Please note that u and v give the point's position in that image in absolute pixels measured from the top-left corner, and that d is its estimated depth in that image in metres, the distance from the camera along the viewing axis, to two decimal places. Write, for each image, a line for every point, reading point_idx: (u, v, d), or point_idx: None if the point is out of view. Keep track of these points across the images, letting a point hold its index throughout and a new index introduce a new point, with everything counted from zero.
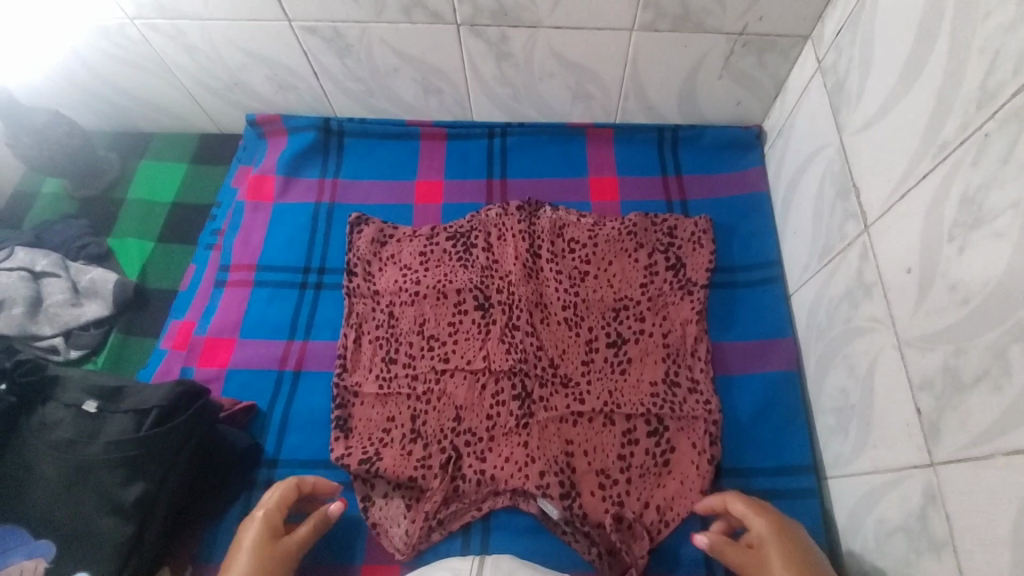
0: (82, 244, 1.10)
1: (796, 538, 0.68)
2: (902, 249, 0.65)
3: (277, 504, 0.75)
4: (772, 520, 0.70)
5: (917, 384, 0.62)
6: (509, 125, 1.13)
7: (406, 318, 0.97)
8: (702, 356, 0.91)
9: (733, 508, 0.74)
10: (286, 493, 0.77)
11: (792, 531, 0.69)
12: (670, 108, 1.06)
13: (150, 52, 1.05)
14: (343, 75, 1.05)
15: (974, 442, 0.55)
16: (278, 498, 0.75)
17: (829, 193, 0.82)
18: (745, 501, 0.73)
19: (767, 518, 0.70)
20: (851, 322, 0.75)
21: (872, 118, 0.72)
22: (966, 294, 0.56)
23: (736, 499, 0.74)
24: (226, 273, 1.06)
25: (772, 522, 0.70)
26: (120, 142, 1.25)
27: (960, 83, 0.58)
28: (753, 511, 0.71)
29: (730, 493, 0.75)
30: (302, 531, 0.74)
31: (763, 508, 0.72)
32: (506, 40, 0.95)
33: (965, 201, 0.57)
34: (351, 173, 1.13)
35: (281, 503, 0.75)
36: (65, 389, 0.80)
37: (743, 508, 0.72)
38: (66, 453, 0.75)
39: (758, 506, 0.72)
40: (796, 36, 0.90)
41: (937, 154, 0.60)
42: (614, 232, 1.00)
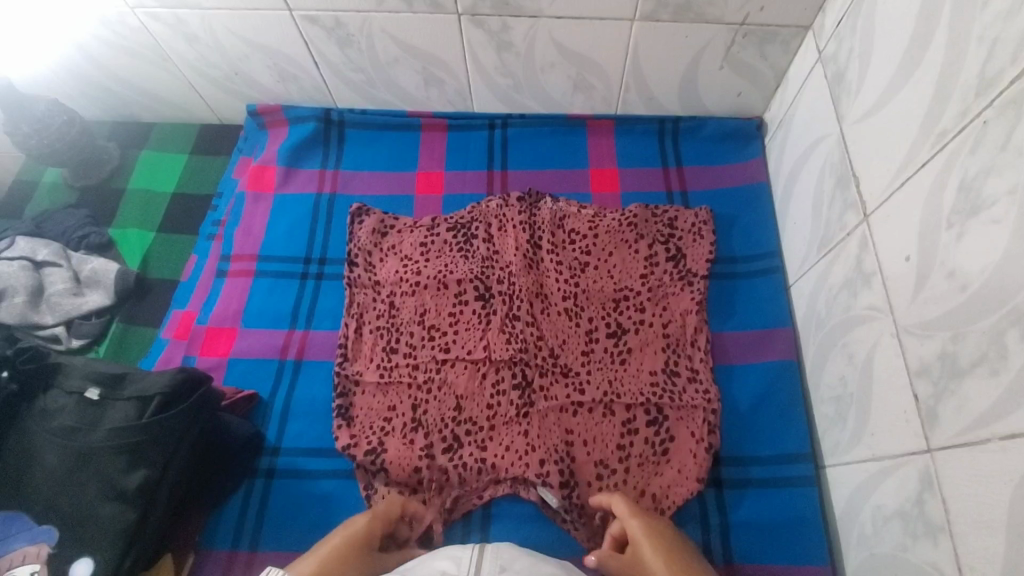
0: (83, 234, 1.10)
1: (667, 537, 0.72)
2: (901, 237, 0.65)
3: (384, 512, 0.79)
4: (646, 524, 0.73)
5: (916, 370, 0.63)
6: (509, 116, 1.13)
7: (407, 308, 0.97)
8: (702, 346, 0.91)
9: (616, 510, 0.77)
10: (390, 507, 0.80)
11: (664, 532, 0.73)
12: (671, 99, 1.06)
13: (150, 41, 1.05)
14: (344, 64, 1.05)
15: (972, 427, 0.55)
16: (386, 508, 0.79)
17: (829, 183, 0.82)
18: (625, 502, 0.77)
19: (641, 520, 0.74)
20: (850, 310, 0.76)
21: (872, 108, 0.72)
22: (964, 281, 0.57)
23: (619, 500, 0.77)
24: (227, 263, 1.06)
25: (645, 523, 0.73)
26: (120, 132, 1.25)
27: (959, 71, 0.58)
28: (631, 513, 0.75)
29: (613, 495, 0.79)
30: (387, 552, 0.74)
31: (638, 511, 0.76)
32: (507, 29, 0.95)
33: (964, 187, 0.57)
34: (352, 164, 1.13)
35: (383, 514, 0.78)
36: (67, 376, 0.81)
37: (623, 509, 0.76)
38: (68, 440, 0.76)
39: (637, 510, 0.76)
40: (797, 27, 0.90)
41: (937, 142, 0.61)
42: (615, 222, 1.01)
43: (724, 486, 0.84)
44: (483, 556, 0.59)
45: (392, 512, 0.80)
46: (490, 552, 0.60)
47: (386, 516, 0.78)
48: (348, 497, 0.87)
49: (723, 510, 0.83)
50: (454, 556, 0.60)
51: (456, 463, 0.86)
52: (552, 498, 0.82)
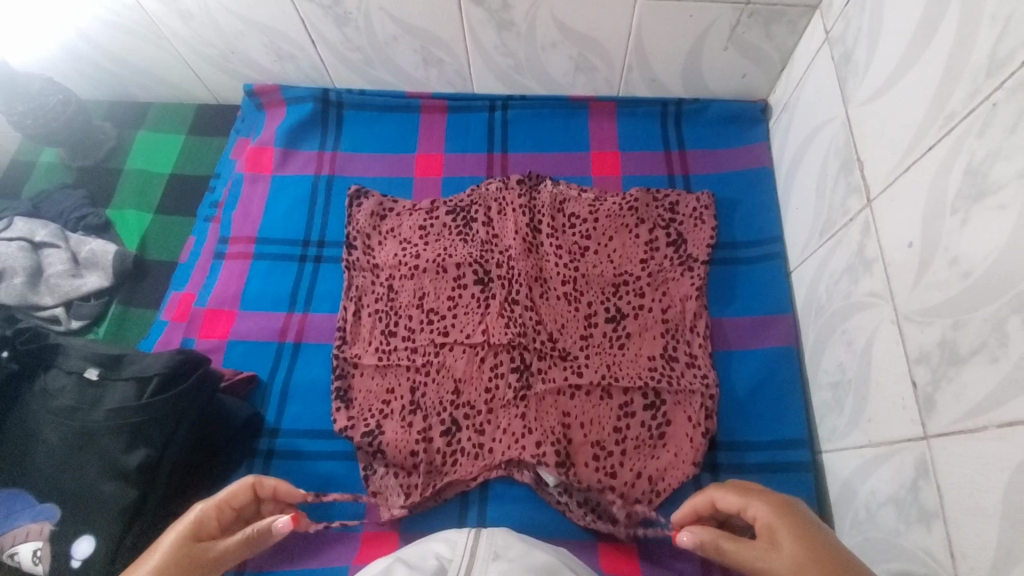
0: (81, 215, 1.09)
1: (805, 521, 0.58)
2: (904, 222, 0.64)
3: (225, 499, 0.68)
4: (773, 502, 0.60)
5: (914, 357, 0.62)
6: (510, 98, 1.11)
7: (405, 291, 0.97)
8: (701, 331, 0.91)
9: (723, 504, 0.63)
10: (236, 493, 0.69)
11: (801, 517, 0.58)
12: (674, 80, 1.05)
13: (144, 18, 1.03)
14: (342, 44, 1.04)
15: (970, 414, 0.55)
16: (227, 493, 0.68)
17: (833, 167, 0.81)
18: (736, 491, 0.63)
19: (765, 500, 0.60)
20: (850, 297, 0.75)
21: (879, 90, 0.70)
22: (966, 268, 0.56)
23: (725, 491, 0.64)
24: (226, 246, 1.06)
25: (772, 503, 0.60)
26: (116, 111, 1.24)
27: (968, 52, 0.56)
28: (746, 499, 0.61)
29: (714, 486, 0.65)
30: (229, 541, 0.65)
31: (761, 491, 0.62)
32: (508, 7, 0.93)
33: (969, 172, 0.56)
34: (350, 146, 1.12)
35: (223, 502, 0.67)
36: (66, 357, 0.82)
37: (736, 500, 0.62)
38: (69, 419, 0.77)
39: (754, 492, 0.62)
40: (804, 7, 0.87)
41: (944, 125, 0.59)
42: (616, 207, 1.00)
43: (720, 470, 0.85)
44: (478, 542, 0.60)
45: (236, 498, 0.69)
46: (485, 538, 0.61)
47: (226, 504, 0.68)
48: (346, 478, 0.88)
49: None
50: (449, 540, 0.61)
51: (453, 447, 0.87)
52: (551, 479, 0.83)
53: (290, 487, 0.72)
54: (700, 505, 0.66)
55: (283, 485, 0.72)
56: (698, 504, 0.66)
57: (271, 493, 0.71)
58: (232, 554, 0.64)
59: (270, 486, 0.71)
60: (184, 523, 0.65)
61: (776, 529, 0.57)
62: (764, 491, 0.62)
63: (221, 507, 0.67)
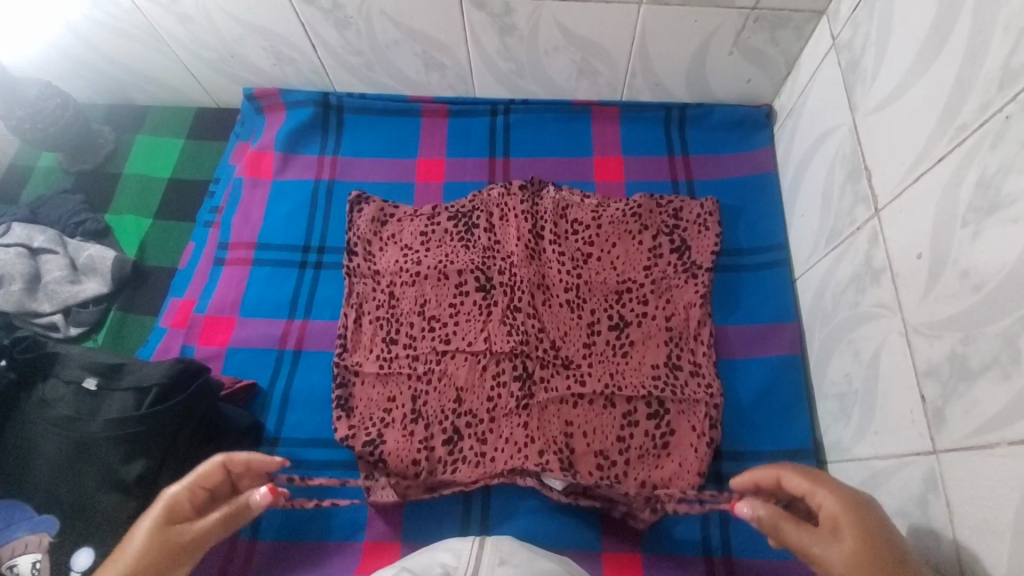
0: (79, 220, 1.08)
1: (874, 515, 0.55)
2: (913, 233, 0.63)
3: (192, 482, 0.64)
4: (842, 495, 0.57)
5: (923, 371, 0.62)
6: (512, 102, 1.10)
7: (407, 298, 0.96)
8: (705, 339, 0.90)
9: (791, 484, 0.61)
10: (206, 473, 0.65)
11: (871, 513, 0.55)
12: (679, 86, 1.03)
13: (143, 21, 1.02)
14: (342, 48, 1.02)
15: (980, 430, 0.54)
16: (194, 476, 0.65)
17: (839, 175, 0.80)
18: (805, 475, 0.60)
19: (833, 489, 0.57)
20: (857, 307, 0.74)
21: (887, 98, 0.69)
22: (977, 281, 0.55)
23: (794, 473, 0.61)
24: (225, 251, 1.05)
25: (839, 494, 0.57)
26: (115, 115, 1.23)
27: (981, 62, 0.55)
28: (814, 485, 0.58)
29: (786, 465, 0.62)
30: (207, 522, 0.63)
31: (830, 481, 0.59)
32: (510, 12, 0.92)
33: (981, 185, 0.55)
34: (351, 150, 1.11)
35: (193, 485, 0.64)
36: (64, 366, 0.81)
37: (805, 484, 0.59)
38: (67, 429, 0.76)
39: (822, 479, 0.59)
40: (810, 12, 0.86)
41: (955, 136, 0.58)
42: (619, 213, 0.99)
43: (724, 481, 0.85)
44: (483, 548, 0.60)
45: (208, 479, 0.65)
46: (490, 544, 0.61)
47: (198, 485, 0.65)
48: (348, 488, 0.87)
49: (723, 505, 0.83)
50: (455, 549, 0.61)
51: (455, 456, 0.86)
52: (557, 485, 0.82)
53: (264, 458, 0.68)
54: (763, 480, 0.63)
55: (256, 459, 0.68)
56: (758, 477, 0.63)
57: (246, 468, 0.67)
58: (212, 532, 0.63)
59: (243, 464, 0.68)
60: (157, 508, 0.62)
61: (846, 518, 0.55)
62: (831, 480, 0.59)
63: (193, 490, 0.64)
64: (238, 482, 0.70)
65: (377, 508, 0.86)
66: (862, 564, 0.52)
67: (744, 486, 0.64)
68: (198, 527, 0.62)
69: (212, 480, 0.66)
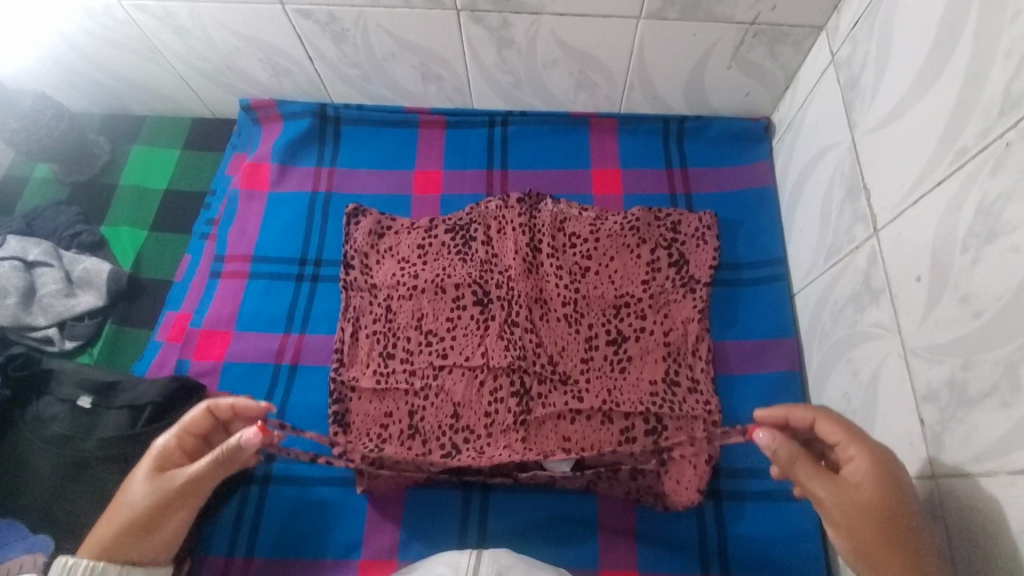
0: (75, 232, 1.07)
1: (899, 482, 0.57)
2: (912, 256, 0.63)
3: (181, 428, 0.69)
4: (875, 455, 0.58)
5: (922, 395, 0.61)
6: (510, 114, 1.10)
7: (403, 312, 0.96)
8: (703, 355, 0.90)
9: (822, 430, 0.62)
10: (195, 418, 0.69)
11: (896, 480, 0.57)
12: (677, 99, 1.03)
13: (138, 33, 1.01)
14: (339, 60, 1.02)
15: (980, 457, 0.54)
16: (182, 423, 0.69)
17: (838, 193, 0.79)
18: (840, 424, 0.61)
19: (871, 451, 0.59)
20: (856, 327, 0.74)
21: (886, 118, 0.69)
22: (977, 307, 0.54)
23: (830, 421, 0.62)
24: (221, 264, 1.04)
25: (875, 457, 0.58)
26: (111, 125, 1.22)
27: (982, 87, 0.55)
28: (850, 439, 0.60)
29: (826, 410, 0.63)
30: (196, 467, 0.65)
31: (867, 440, 0.60)
32: (508, 26, 0.92)
33: (981, 211, 0.54)
34: (348, 162, 1.10)
35: (182, 431, 0.69)
36: (59, 383, 0.81)
37: (837, 435, 0.61)
38: (63, 448, 0.77)
39: (859, 436, 0.60)
40: (809, 27, 0.86)
41: (954, 160, 0.58)
42: (617, 226, 0.98)
43: (721, 498, 0.85)
44: (481, 563, 0.60)
45: (195, 424, 0.69)
46: (489, 556, 0.61)
47: (187, 430, 0.69)
48: (345, 506, 0.87)
49: (722, 523, 0.83)
50: (452, 561, 0.61)
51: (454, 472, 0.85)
52: (562, 467, 0.81)
53: (245, 402, 0.70)
54: (796, 418, 0.63)
55: (238, 403, 0.69)
56: (792, 414, 0.63)
57: (230, 412, 0.70)
58: (202, 475, 0.65)
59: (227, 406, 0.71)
60: (151, 454, 0.68)
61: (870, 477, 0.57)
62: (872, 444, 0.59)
63: (182, 436, 0.69)
64: (232, 426, 0.73)
65: (374, 525, 0.86)
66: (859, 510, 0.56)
67: (775, 418, 0.64)
68: (188, 471, 0.65)
69: (200, 426, 0.69)
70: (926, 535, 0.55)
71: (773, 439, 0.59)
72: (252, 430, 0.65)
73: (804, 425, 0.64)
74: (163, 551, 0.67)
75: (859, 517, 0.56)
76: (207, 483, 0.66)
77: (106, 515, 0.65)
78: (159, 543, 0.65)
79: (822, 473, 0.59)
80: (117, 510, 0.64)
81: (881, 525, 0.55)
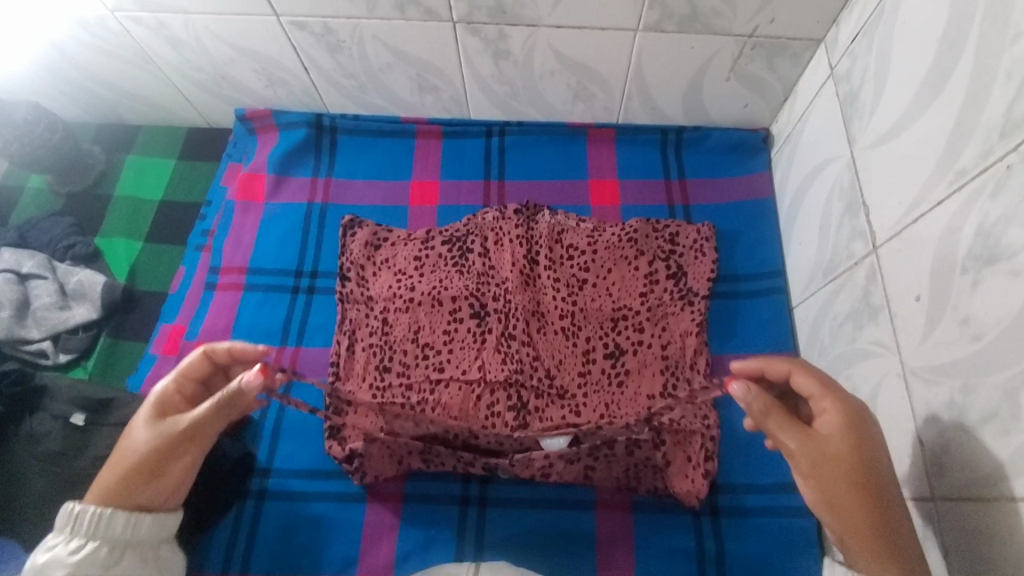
0: (69, 244, 1.07)
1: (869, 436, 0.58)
2: (911, 276, 0.62)
3: (178, 375, 0.70)
4: (849, 410, 0.59)
5: (921, 417, 0.61)
6: (507, 124, 1.09)
7: (400, 325, 0.95)
8: (701, 369, 0.89)
9: (799, 382, 0.62)
10: (192, 364, 0.71)
11: (867, 433, 0.58)
12: (675, 110, 1.02)
13: (132, 43, 1.01)
14: (334, 70, 1.01)
15: (980, 482, 0.53)
16: (180, 369, 0.71)
17: (837, 208, 0.79)
18: (816, 377, 0.62)
19: (845, 404, 0.59)
20: (854, 344, 0.73)
21: (886, 134, 0.68)
22: (977, 330, 0.54)
23: (807, 373, 0.62)
24: (216, 276, 1.03)
25: (848, 411, 0.59)
26: (106, 135, 1.21)
27: (982, 107, 0.54)
28: (826, 392, 0.60)
29: (804, 363, 0.63)
30: (198, 412, 0.65)
31: (842, 393, 0.61)
32: (505, 38, 0.91)
33: (981, 233, 0.54)
34: (344, 172, 1.10)
35: (180, 377, 0.70)
36: (53, 400, 0.80)
37: (812, 387, 0.61)
38: (56, 466, 0.76)
39: (834, 388, 0.61)
40: (808, 40, 0.85)
41: (954, 180, 0.57)
42: (615, 238, 0.98)
43: (720, 514, 0.84)
44: None
45: (192, 368, 0.71)
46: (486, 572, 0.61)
47: (184, 376, 0.70)
48: (341, 522, 0.86)
49: (720, 539, 0.83)
50: None
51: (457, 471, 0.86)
52: (560, 443, 0.80)
53: (242, 345, 0.72)
54: (773, 369, 0.64)
55: (236, 345, 0.71)
56: (768, 366, 0.64)
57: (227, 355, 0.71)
58: (206, 418, 0.64)
59: (224, 351, 0.71)
60: (149, 402, 0.68)
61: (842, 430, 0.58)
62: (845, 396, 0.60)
63: (180, 381, 0.70)
64: (231, 371, 0.74)
65: (370, 541, 0.85)
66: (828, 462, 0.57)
67: (750, 371, 0.65)
68: (190, 415, 0.65)
69: (198, 370, 0.71)
70: (891, 489, 0.57)
71: (748, 391, 0.58)
72: (252, 373, 0.63)
73: (780, 377, 0.64)
74: (170, 499, 0.66)
75: (828, 468, 0.57)
76: (210, 428, 0.65)
77: (106, 468, 0.64)
78: (166, 487, 0.64)
79: (796, 425, 0.59)
80: (118, 459, 0.63)
81: (851, 478, 0.56)
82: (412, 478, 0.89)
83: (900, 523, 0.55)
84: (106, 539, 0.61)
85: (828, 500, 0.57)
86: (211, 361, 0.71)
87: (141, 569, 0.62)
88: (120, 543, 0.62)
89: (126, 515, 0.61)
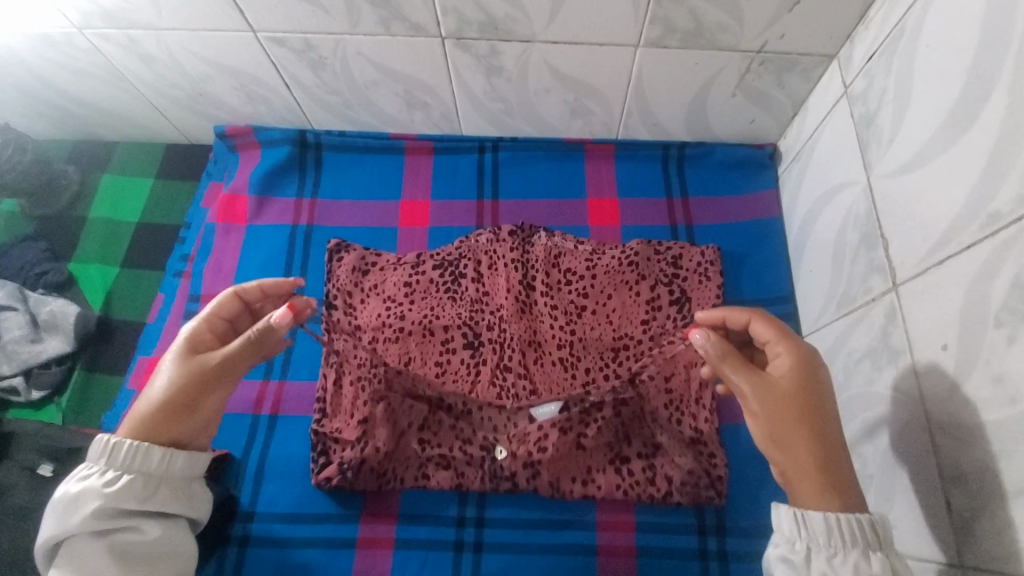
0: (41, 271, 1.02)
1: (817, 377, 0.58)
2: (937, 323, 0.58)
3: (208, 313, 0.69)
4: (801, 354, 0.59)
5: (949, 476, 0.56)
6: (500, 140, 1.04)
7: (390, 357, 0.89)
8: (707, 404, 0.82)
9: (757, 330, 0.64)
10: (223, 303, 0.71)
11: (816, 375, 0.58)
12: (677, 126, 0.97)
13: (103, 61, 0.95)
14: (318, 87, 0.96)
15: (1016, 558, 0.49)
16: (211, 307, 0.70)
17: (853, 239, 0.74)
18: (773, 325, 0.63)
19: (798, 345, 0.60)
20: (872, 386, 0.69)
21: (907, 164, 0.63)
22: (1014, 392, 0.49)
23: (764, 321, 0.64)
24: (195, 305, 0.98)
25: (802, 352, 0.59)
26: (80, 153, 1.16)
27: (1020, 144, 0.49)
28: (781, 337, 0.61)
29: (761, 312, 0.65)
30: (230, 346, 0.64)
31: (798, 338, 0.61)
32: (497, 54, 0.85)
33: (1019, 285, 0.49)
34: (330, 192, 1.04)
35: (210, 315, 0.70)
36: (19, 448, 0.76)
37: (768, 334, 0.63)
38: (22, 522, 0.71)
39: (790, 334, 0.62)
40: (820, 56, 0.80)
41: (987, 224, 0.52)
42: (614, 262, 0.93)
43: (727, 558, 0.80)
44: None
45: (225, 306, 0.71)
46: None
47: (215, 314, 0.70)
48: (328, 569, 0.82)
49: None
50: None
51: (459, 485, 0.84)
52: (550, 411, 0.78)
53: (273, 281, 0.73)
54: (733, 319, 0.66)
55: (268, 281, 0.72)
56: (728, 315, 0.67)
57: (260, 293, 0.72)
58: (238, 351, 0.64)
59: (256, 290, 0.72)
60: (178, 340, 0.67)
61: (792, 369, 0.59)
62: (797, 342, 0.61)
63: (210, 320, 0.69)
64: (259, 312, 0.74)
65: None
66: (775, 401, 0.57)
67: (712, 320, 0.68)
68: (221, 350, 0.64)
69: (230, 308, 0.71)
70: (853, 463, 0.56)
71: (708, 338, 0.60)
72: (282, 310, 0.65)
73: (740, 326, 0.66)
74: (201, 437, 0.65)
75: (776, 405, 0.57)
76: (242, 363, 0.65)
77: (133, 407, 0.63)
78: (200, 423, 0.64)
79: (750, 369, 0.60)
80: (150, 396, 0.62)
81: (795, 418, 0.56)
82: (403, 521, 0.84)
83: (847, 479, 0.55)
84: (140, 472, 0.60)
85: (772, 438, 0.57)
86: (242, 300, 0.71)
87: (174, 506, 0.61)
88: (154, 476, 0.61)
89: (161, 449, 0.61)
